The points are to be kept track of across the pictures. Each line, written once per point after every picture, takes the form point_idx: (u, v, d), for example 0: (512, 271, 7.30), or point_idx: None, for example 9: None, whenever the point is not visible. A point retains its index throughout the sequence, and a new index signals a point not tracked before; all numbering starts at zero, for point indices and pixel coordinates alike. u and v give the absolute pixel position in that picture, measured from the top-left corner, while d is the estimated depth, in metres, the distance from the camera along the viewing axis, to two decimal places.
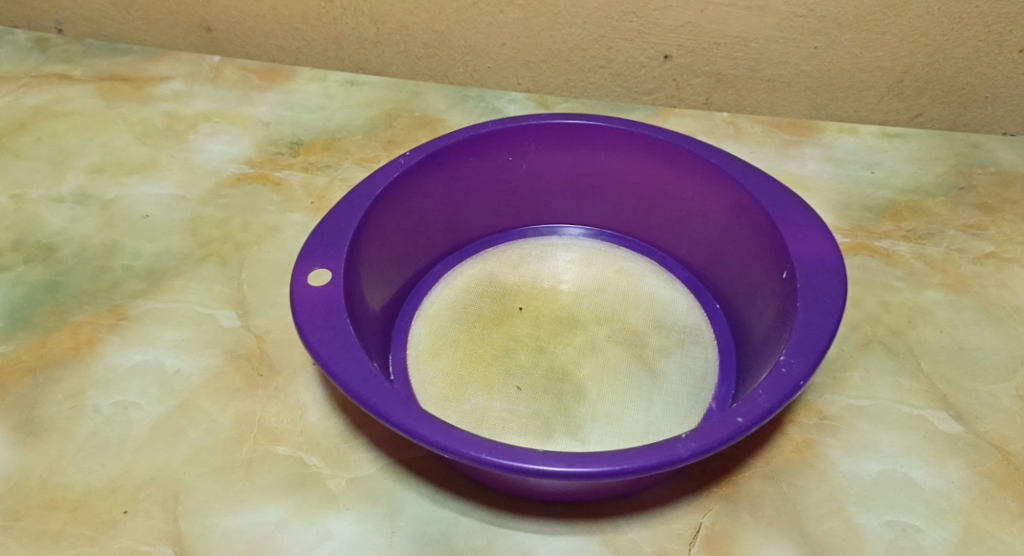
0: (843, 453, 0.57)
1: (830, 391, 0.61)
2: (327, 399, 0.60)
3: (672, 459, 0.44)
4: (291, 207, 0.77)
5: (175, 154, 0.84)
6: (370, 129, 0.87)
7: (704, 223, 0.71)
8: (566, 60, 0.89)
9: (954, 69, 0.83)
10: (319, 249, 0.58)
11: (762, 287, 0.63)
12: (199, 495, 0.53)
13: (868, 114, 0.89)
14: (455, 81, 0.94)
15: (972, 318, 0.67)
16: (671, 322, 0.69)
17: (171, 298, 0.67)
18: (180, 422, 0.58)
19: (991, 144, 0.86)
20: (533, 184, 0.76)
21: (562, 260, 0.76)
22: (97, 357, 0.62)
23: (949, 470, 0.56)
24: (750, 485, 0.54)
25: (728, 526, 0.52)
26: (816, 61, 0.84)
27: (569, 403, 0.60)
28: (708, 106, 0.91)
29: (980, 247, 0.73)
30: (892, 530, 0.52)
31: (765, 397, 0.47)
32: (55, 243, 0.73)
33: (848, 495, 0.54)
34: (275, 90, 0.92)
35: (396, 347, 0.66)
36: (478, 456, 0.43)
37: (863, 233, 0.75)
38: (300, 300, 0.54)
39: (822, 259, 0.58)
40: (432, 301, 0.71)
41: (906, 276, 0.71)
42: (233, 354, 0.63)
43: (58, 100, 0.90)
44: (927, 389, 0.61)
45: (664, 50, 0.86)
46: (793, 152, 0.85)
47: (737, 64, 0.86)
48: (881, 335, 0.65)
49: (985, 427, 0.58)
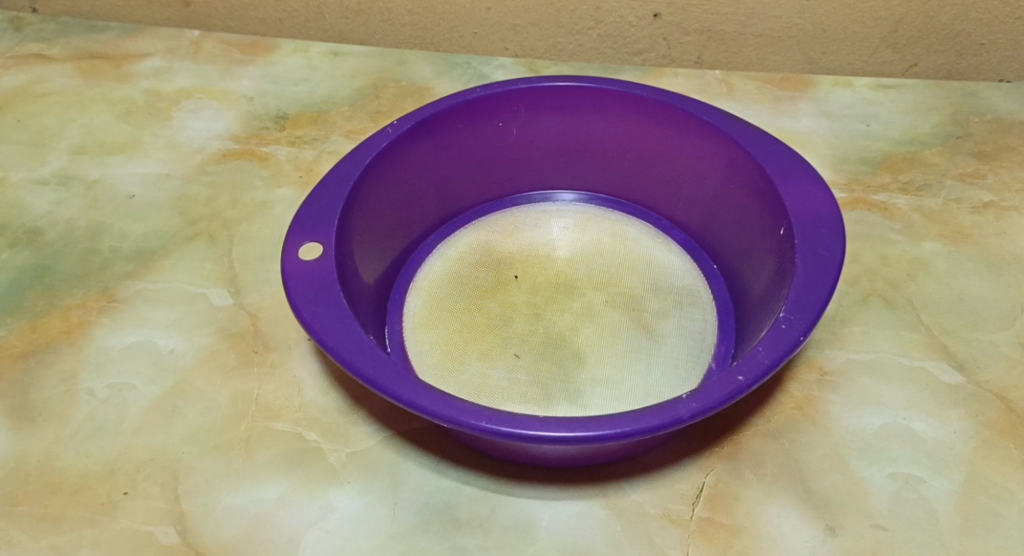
0: (844, 408, 0.56)
1: (830, 347, 0.61)
2: (324, 374, 0.59)
3: (673, 420, 0.43)
4: (279, 182, 0.76)
5: (158, 132, 0.82)
6: (356, 100, 0.85)
7: (699, 183, 0.69)
8: (553, 22, 0.87)
9: (949, 15, 0.81)
10: (309, 222, 0.57)
11: (759, 245, 0.63)
12: (199, 474, 0.53)
13: (862, 67, 0.87)
14: (441, 48, 0.92)
15: (972, 269, 0.66)
16: (668, 285, 0.68)
17: (162, 279, 0.66)
18: (176, 402, 0.57)
19: (988, 91, 0.84)
20: (524, 150, 0.74)
21: (556, 226, 0.75)
22: (90, 340, 0.62)
23: (952, 421, 0.55)
24: (752, 443, 0.54)
25: (731, 485, 0.52)
26: (808, 14, 0.82)
27: (568, 369, 0.60)
28: (699, 65, 0.89)
29: (979, 197, 0.73)
30: (896, 482, 0.52)
31: (765, 353, 0.47)
32: (40, 227, 0.71)
33: (851, 450, 0.54)
34: (257, 63, 0.90)
35: (391, 320, 0.65)
36: (478, 425, 0.43)
37: (860, 187, 0.74)
38: (291, 275, 0.53)
39: (819, 213, 0.57)
40: (426, 272, 0.70)
41: (904, 229, 0.70)
42: (227, 332, 0.62)
43: (35, 81, 0.88)
44: (927, 341, 0.61)
45: (653, 8, 0.84)
46: (787, 108, 0.83)
47: (728, 20, 0.84)
48: (880, 289, 0.65)
49: (987, 376, 0.58)
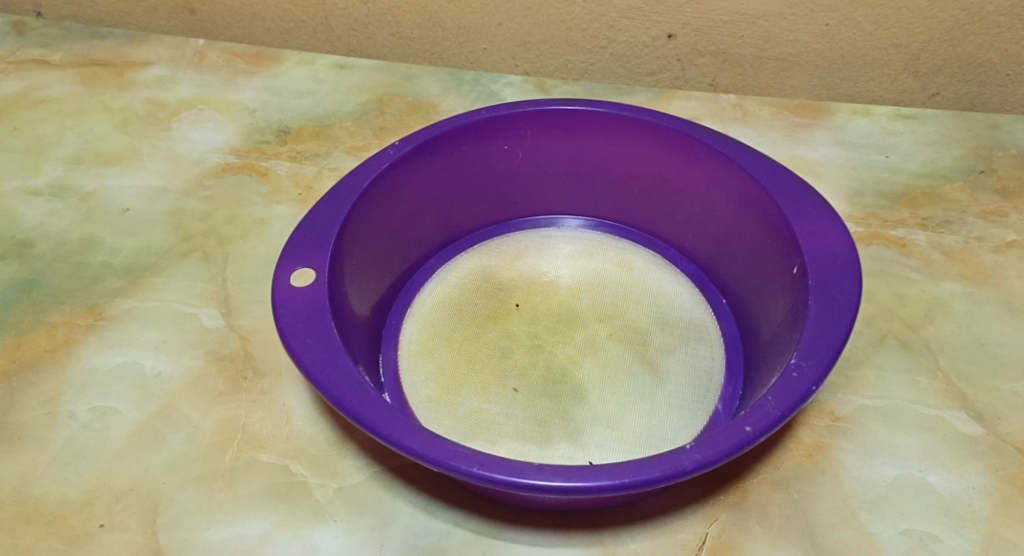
0: (856, 457, 0.54)
1: (842, 391, 0.58)
2: (314, 403, 0.57)
3: (675, 472, 0.41)
4: (277, 199, 0.74)
5: (157, 143, 0.80)
6: (361, 115, 0.84)
7: (710, 214, 0.67)
8: (565, 41, 0.85)
9: (974, 45, 0.78)
10: (302, 246, 0.55)
11: (771, 282, 0.60)
12: (179, 507, 0.51)
13: (881, 94, 0.84)
14: (450, 63, 0.89)
15: (993, 312, 0.63)
16: (675, 319, 0.66)
17: (152, 297, 0.65)
18: (160, 429, 0.55)
19: (1012, 124, 0.82)
20: (530, 173, 0.72)
21: (560, 253, 0.72)
22: (74, 360, 0.60)
23: (969, 475, 0.53)
24: (758, 492, 0.52)
25: (735, 536, 0.49)
26: (827, 40, 0.80)
27: (568, 405, 0.57)
28: (714, 88, 0.87)
29: (1001, 235, 0.70)
30: (910, 540, 0.49)
31: (774, 403, 0.44)
32: (31, 238, 0.70)
33: (862, 503, 0.51)
34: (261, 75, 0.89)
35: (387, 347, 0.63)
36: (469, 471, 0.41)
37: (878, 221, 0.71)
38: (281, 302, 0.51)
39: (834, 253, 0.54)
40: (424, 298, 0.68)
41: (923, 267, 0.67)
42: (216, 356, 0.60)
43: (36, 87, 0.87)
44: (945, 388, 0.58)
45: (667, 28, 0.81)
46: (803, 135, 0.81)
47: (744, 42, 0.82)
48: (896, 330, 0.62)
49: (1007, 428, 0.55)
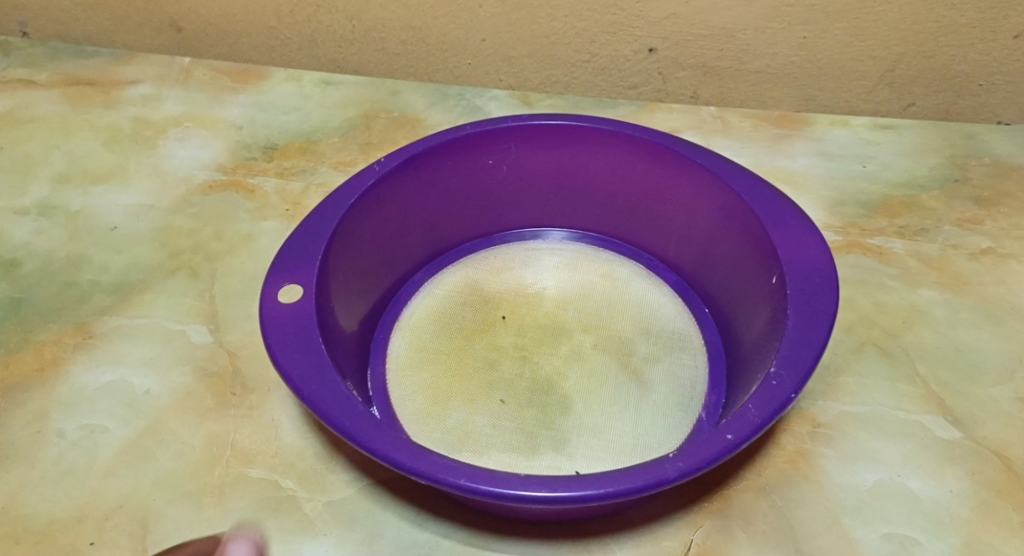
0: (838, 463, 0.55)
1: (824, 398, 0.59)
2: (303, 418, 0.57)
3: (659, 480, 0.42)
4: (264, 215, 0.74)
5: (144, 161, 0.81)
6: (347, 131, 0.84)
7: (693, 225, 0.68)
8: (548, 56, 0.86)
9: (948, 56, 0.80)
10: (289, 263, 0.56)
11: (753, 292, 0.61)
12: (168, 524, 0.51)
13: (859, 105, 0.86)
14: (435, 78, 0.91)
15: (970, 318, 0.65)
16: (660, 329, 0.67)
17: (140, 314, 0.65)
18: (149, 445, 0.56)
19: (986, 134, 0.83)
20: (514, 187, 0.73)
21: (546, 265, 0.73)
22: (62, 378, 0.60)
23: (948, 480, 0.54)
24: (742, 499, 0.53)
25: (720, 543, 0.50)
26: (805, 52, 0.82)
27: (554, 416, 0.58)
28: (695, 100, 0.88)
29: (977, 243, 0.71)
30: (891, 544, 0.50)
31: (756, 411, 0.45)
32: (18, 257, 0.70)
33: (845, 508, 0.52)
34: (247, 92, 0.89)
35: (375, 361, 0.63)
36: (456, 483, 0.41)
37: (856, 230, 0.73)
38: (269, 318, 0.51)
39: (813, 263, 0.55)
40: (411, 311, 0.69)
41: (901, 275, 0.68)
42: (205, 372, 0.60)
43: (22, 106, 0.87)
44: (924, 394, 0.59)
45: (649, 43, 0.83)
46: (783, 146, 0.82)
47: (724, 56, 0.83)
48: (875, 338, 0.63)
49: (984, 433, 0.57)
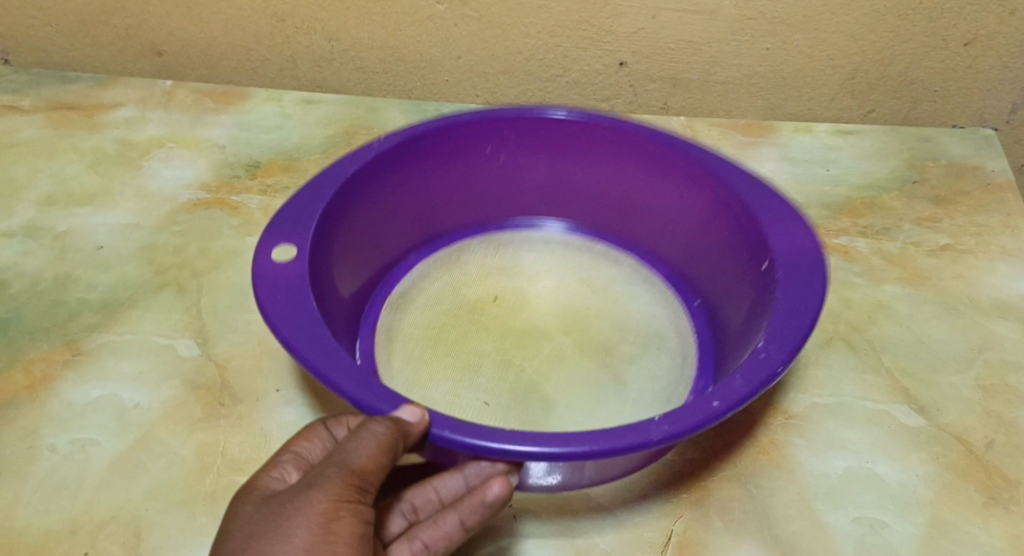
0: (810, 452, 0.57)
1: (794, 391, 0.61)
2: (292, 426, 0.59)
3: (643, 443, 0.44)
4: (249, 231, 0.76)
5: (128, 181, 0.82)
6: (329, 148, 0.87)
7: (683, 218, 0.72)
8: (522, 71, 0.88)
9: (903, 64, 0.84)
10: (282, 227, 0.58)
11: (739, 278, 0.65)
12: (161, 532, 0.52)
13: (822, 112, 0.90)
14: (414, 95, 0.93)
15: (930, 310, 0.68)
16: (648, 318, 0.70)
17: (129, 330, 0.66)
18: (140, 457, 0.57)
19: (942, 137, 0.87)
20: (512, 175, 0.77)
21: (538, 254, 0.77)
22: (52, 395, 0.61)
23: (914, 464, 0.56)
24: (719, 488, 0.55)
25: (699, 532, 0.52)
26: (768, 62, 0.85)
27: (537, 417, 0.60)
28: (666, 111, 0.91)
29: (936, 240, 0.75)
30: (861, 527, 0.53)
31: (743, 381, 0.47)
32: (5, 278, 0.71)
33: (816, 494, 0.54)
34: (229, 112, 0.91)
35: (364, 333, 0.68)
36: (439, 434, 0.44)
37: (821, 231, 0.76)
38: (262, 273, 0.54)
39: (804, 252, 0.58)
40: (404, 287, 0.73)
41: (865, 272, 0.71)
42: (193, 384, 0.61)
43: (6, 131, 0.88)
44: (889, 384, 0.62)
45: (619, 57, 0.86)
46: (750, 153, 0.86)
47: (692, 68, 0.86)
48: (842, 332, 0.66)
49: (946, 419, 0.59)
